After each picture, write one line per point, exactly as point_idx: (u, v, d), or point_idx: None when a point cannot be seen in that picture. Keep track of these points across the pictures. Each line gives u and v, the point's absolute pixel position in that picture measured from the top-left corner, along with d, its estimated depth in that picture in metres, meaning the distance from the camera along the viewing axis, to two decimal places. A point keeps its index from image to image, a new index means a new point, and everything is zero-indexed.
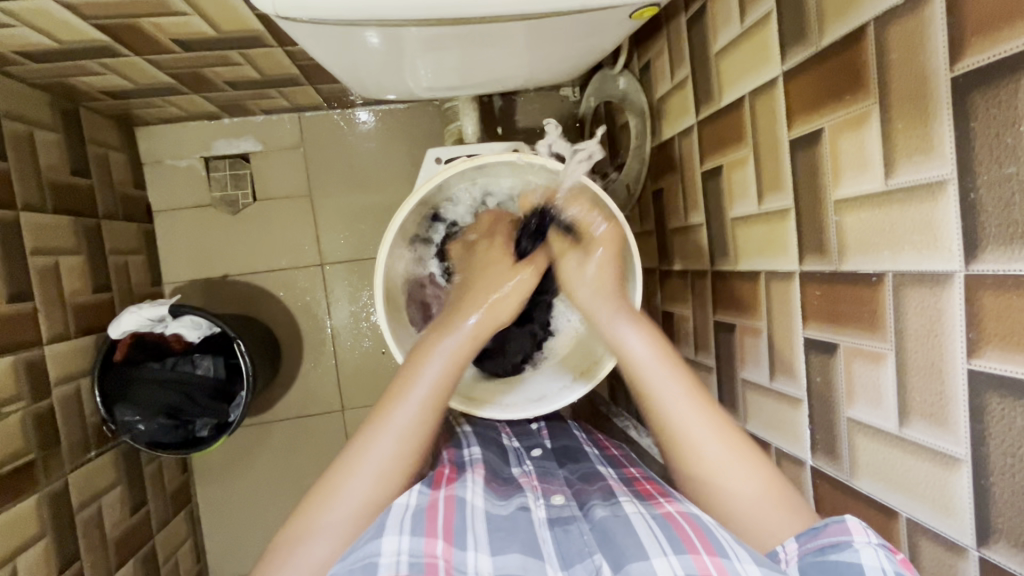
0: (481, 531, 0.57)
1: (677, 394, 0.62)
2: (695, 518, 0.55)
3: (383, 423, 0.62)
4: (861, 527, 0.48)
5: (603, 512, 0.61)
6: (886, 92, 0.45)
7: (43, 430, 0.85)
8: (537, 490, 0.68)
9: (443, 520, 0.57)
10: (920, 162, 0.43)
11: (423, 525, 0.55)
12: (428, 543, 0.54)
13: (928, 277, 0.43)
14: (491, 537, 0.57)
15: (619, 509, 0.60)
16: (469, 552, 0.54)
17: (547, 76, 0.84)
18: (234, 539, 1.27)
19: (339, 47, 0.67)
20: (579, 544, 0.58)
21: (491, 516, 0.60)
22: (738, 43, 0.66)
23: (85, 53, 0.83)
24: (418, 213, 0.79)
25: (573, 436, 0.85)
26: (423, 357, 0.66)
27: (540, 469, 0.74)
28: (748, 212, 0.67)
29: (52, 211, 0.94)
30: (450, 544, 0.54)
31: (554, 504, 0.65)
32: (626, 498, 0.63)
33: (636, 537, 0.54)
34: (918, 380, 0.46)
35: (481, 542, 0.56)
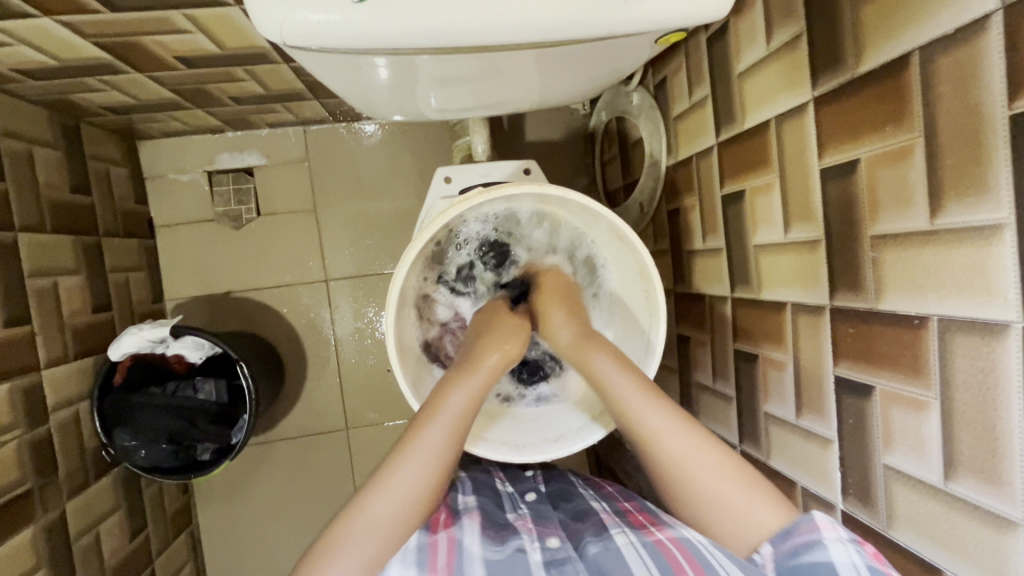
0: None
1: (685, 435, 0.59)
2: (681, 539, 0.57)
3: (408, 451, 0.60)
4: (829, 521, 0.51)
5: (596, 548, 0.61)
6: (933, 125, 0.43)
7: (40, 458, 0.83)
8: (534, 530, 0.67)
9: (443, 561, 0.58)
10: (971, 203, 0.40)
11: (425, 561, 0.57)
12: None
13: (980, 324, 0.41)
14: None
15: (610, 543, 0.61)
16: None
17: (561, 101, 0.80)
18: (235, 561, 1.24)
19: (348, 74, 0.64)
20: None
21: (489, 561, 0.60)
22: (763, 65, 0.63)
23: (85, 70, 0.81)
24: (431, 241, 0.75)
25: (568, 478, 0.81)
26: (445, 394, 0.64)
27: (534, 512, 0.71)
28: (773, 239, 0.65)
29: (51, 230, 0.92)
30: None
31: (549, 547, 0.64)
32: (619, 530, 0.63)
33: (632, 571, 0.56)
34: (967, 434, 0.43)
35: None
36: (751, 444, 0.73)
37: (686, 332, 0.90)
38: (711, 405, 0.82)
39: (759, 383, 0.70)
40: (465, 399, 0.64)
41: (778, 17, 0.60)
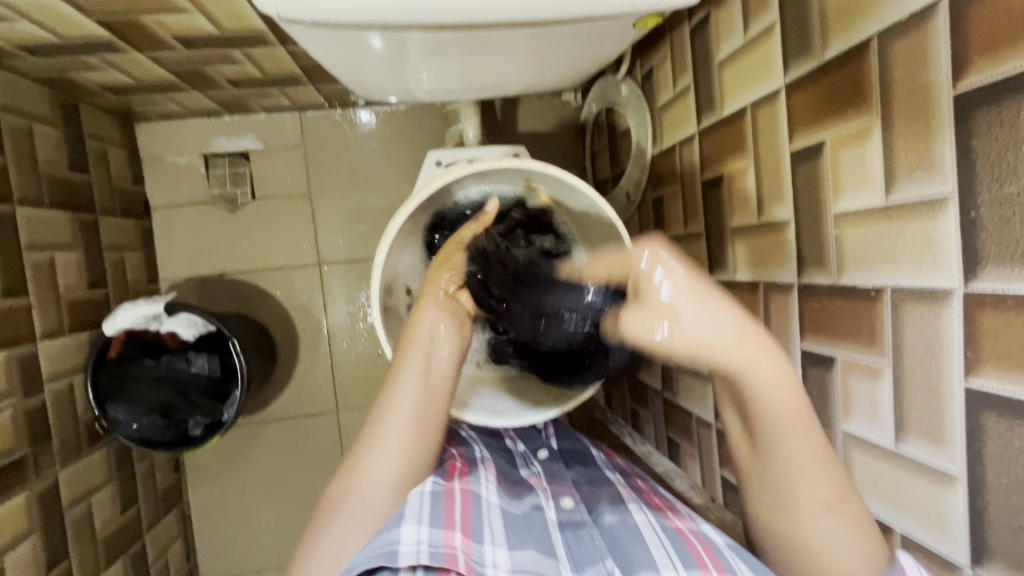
0: (498, 529, 0.58)
1: (799, 421, 0.49)
2: (701, 532, 0.56)
3: (384, 417, 0.63)
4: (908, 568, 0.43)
5: (612, 519, 0.62)
6: (889, 107, 0.45)
7: (34, 426, 0.85)
8: (547, 489, 0.69)
9: (460, 514, 0.57)
10: (920, 179, 0.43)
11: (442, 518, 0.56)
12: (447, 535, 0.54)
13: (927, 293, 0.43)
14: (508, 533, 0.58)
15: (627, 516, 0.61)
16: (486, 546, 0.55)
17: (550, 83, 0.84)
18: (225, 539, 1.26)
19: (342, 50, 0.66)
20: (590, 548, 0.58)
21: (507, 513, 0.61)
22: (741, 54, 0.66)
23: (86, 48, 0.83)
24: (418, 215, 0.79)
25: (580, 441, 0.83)
26: (407, 355, 0.66)
27: (548, 471, 0.74)
28: (747, 222, 0.67)
29: (49, 205, 0.93)
30: (467, 538, 0.55)
31: (564, 507, 0.65)
32: (636, 506, 0.62)
33: (649, 545, 0.55)
34: (914, 395, 0.45)
35: (498, 538, 0.56)
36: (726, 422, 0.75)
37: None
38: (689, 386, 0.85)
39: None
40: (416, 380, 0.65)
41: (755, 8, 0.63)
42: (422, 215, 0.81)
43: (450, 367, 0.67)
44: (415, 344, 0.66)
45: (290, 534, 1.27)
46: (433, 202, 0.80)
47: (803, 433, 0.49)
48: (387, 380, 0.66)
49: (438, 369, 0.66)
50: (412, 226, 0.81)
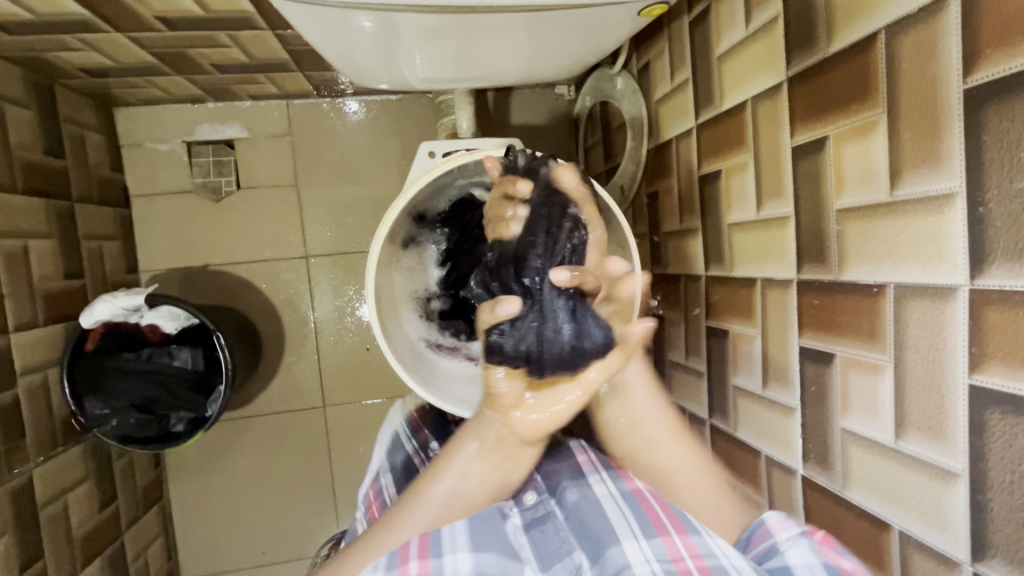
0: (462, 532, 0.60)
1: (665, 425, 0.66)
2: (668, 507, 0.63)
3: (417, 497, 0.61)
4: (782, 523, 0.57)
5: (574, 496, 0.68)
6: (896, 102, 0.45)
7: (7, 422, 0.81)
8: (513, 486, 0.70)
9: (416, 543, 0.58)
10: (926, 174, 0.43)
11: (396, 555, 0.56)
12: (404, 567, 0.55)
13: (931, 289, 0.43)
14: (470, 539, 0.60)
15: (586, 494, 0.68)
16: (445, 559, 0.57)
17: (546, 73, 0.82)
18: (207, 537, 1.23)
19: (334, 30, 0.64)
20: (554, 543, 0.64)
21: (474, 520, 0.62)
22: (742, 47, 0.65)
23: (62, 26, 0.79)
24: (413, 204, 0.77)
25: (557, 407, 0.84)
26: (462, 442, 0.63)
27: (519, 452, 0.76)
28: (746, 217, 0.67)
29: (22, 191, 0.89)
30: (425, 559, 0.57)
31: (526, 504, 0.67)
32: (596, 479, 0.70)
33: (612, 525, 0.63)
34: (916, 392, 0.45)
35: (460, 544, 0.59)
36: (720, 418, 0.75)
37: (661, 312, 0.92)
38: (682, 382, 0.84)
39: (729, 358, 0.73)
40: (461, 460, 0.62)
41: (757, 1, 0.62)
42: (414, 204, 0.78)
43: (504, 459, 0.63)
44: (472, 434, 0.62)
45: (276, 531, 1.25)
46: (430, 192, 0.79)
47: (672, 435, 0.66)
48: (437, 459, 0.64)
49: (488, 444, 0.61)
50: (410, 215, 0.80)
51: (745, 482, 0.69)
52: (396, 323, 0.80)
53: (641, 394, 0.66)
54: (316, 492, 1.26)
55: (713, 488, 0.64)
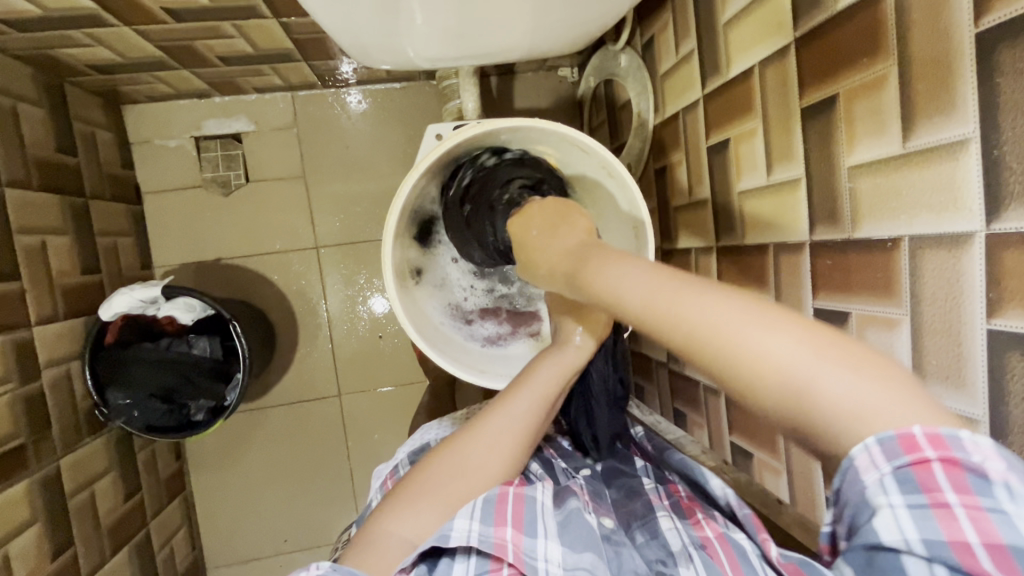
0: (551, 527, 0.62)
1: (763, 320, 0.38)
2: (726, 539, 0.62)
3: (508, 403, 0.68)
4: (869, 456, 0.34)
5: (643, 538, 0.68)
6: (906, 54, 0.45)
7: (33, 414, 0.83)
8: (591, 505, 0.70)
9: (512, 510, 0.61)
10: (940, 123, 0.43)
11: (492, 513, 0.60)
12: (497, 531, 0.59)
13: (946, 237, 0.43)
14: (560, 531, 0.62)
15: (656, 528, 0.68)
16: (538, 540, 0.60)
17: (550, 50, 0.82)
18: (228, 526, 1.25)
19: (338, 9, 0.65)
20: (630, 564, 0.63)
21: (568, 516, 0.64)
22: (748, 13, 0.65)
23: (70, 21, 0.80)
24: (406, 207, 0.77)
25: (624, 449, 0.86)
26: (551, 358, 0.71)
27: (592, 489, 0.75)
28: (756, 184, 0.67)
29: (38, 188, 0.91)
30: (519, 532, 0.59)
31: (605, 525, 0.68)
32: (665, 513, 0.69)
33: None
34: (933, 342, 0.46)
35: (549, 532, 0.61)
36: None
37: None
38: None
39: None
40: (553, 378, 0.70)
41: None
42: (403, 217, 0.77)
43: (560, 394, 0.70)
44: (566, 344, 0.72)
45: (297, 519, 1.26)
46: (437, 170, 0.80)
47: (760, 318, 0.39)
48: (515, 379, 0.70)
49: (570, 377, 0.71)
50: (417, 198, 0.80)
51: (763, 448, 0.69)
52: (443, 338, 0.80)
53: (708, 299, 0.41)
54: (335, 481, 1.27)
55: (865, 374, 0.35)
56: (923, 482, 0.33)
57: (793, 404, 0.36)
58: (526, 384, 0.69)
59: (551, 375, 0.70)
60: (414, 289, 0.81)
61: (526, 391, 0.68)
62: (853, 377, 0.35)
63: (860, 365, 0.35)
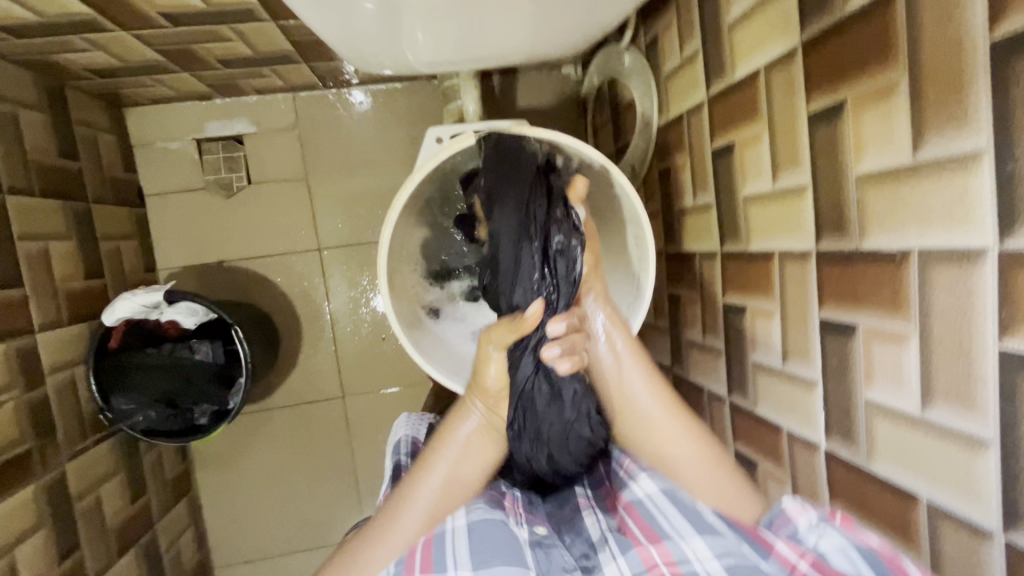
0: (461, 548, 0.59)
1: (665, 409, 0.66)
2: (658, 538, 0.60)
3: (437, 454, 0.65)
4: (799, 506, 0.54)
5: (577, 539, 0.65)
6: (917, 61, 0.43)
7: (38, 420, 0.84)
8: (519, 516, 0.68)
9: (421, 556, 0.58)
10: (951, 134, 0.41)
11: (403, 570, 0.57)
12: None
13: (957, 253, 0.42)
14: (471, 549, 0.59)
15: (581, 526, 0.67)
16: (449, 573, 0.56)
17: (552, 52, 0.81)
18: (233, 526, 1.26)
19: (334, 15, 0.64)
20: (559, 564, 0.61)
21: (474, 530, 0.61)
22: (753, 14, 0.63)
23: (68, 27, 0.79)
24: (404, 242, 0.78)
25: None
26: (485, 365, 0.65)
27: (524, 492, 0.73)
28: (761, 190, 0.65)
29: (40, 193, 0.91)
30: (428, 575, 0.56)
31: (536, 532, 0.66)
32: (593, 513, 0.68)
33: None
34: (943, 360, 0.44)
35: (461, 560, 0.57)
36: (739, 394, 0.74)
37: (677, 291, 0.91)
38: (700, 360, 0.83)
39: (747, 334, 0.72)
40: (479, 414, 0.66)
41: None
42: (406, 253, 0.79)
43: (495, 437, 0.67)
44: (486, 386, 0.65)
45: (301, 520, 1.27)
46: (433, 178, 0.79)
47: (662, 406, 0.67)
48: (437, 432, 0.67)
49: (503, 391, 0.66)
50: (414, 215, 0.79)
51: (767, 458, 0.68)
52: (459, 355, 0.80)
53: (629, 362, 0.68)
54: (340, 481, 1.28)
55: (716, 466, 0.63)
56: (845, 525, 0.50)
57: (676, 478, 0.65)
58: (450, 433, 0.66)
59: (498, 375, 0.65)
60: (432, 323, 0.82)
61: (457, 428, 0.66)
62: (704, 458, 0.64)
63: (703, 444, 0.64)
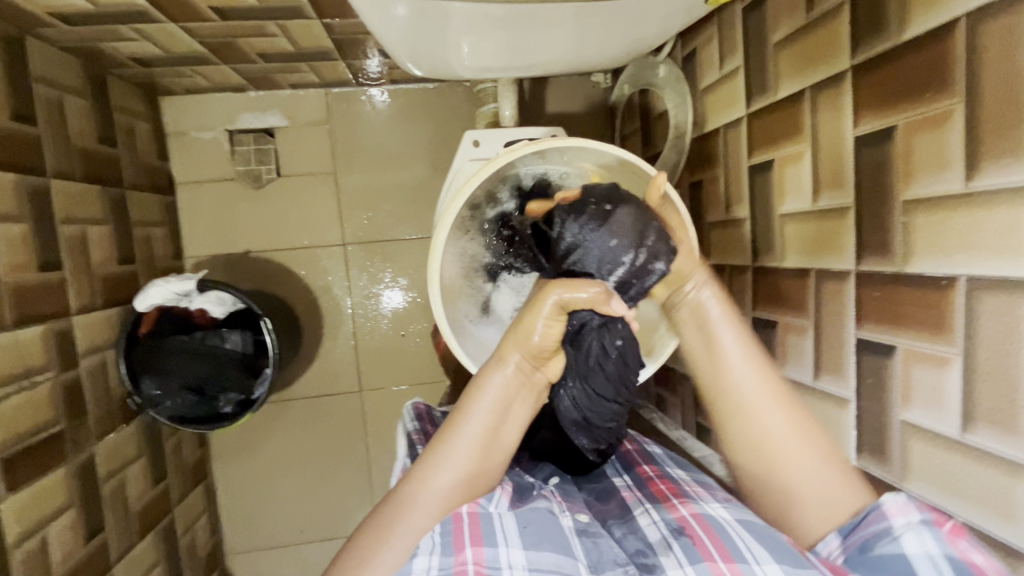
0: (511, 529, 0.56)
1: (768, 396, 0.58)
2: (703, 516, 0.58)
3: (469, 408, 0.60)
4: (901, 505, 0.50)
5: (622, 531, 0.63)
6: (975, 92, 0.44)
7: (71, 401, 0.85)
8: (562, 503, 0.66)
9: (469, 528, 0.55)
10: (1007, 165, 0.42)
11: (451, 542, 0.54)
12: (458, 557, 0.52)
13: (1008, 282, 0.43)
14: (522, 534, 0.56)
15: (635, 525, 0.63)
16: (500, 549, 0.54)
17: (595, 62, 0.82)
18: (246, 514, 1.27)
19: (389, 21, 0.65)
20: (610, 554, 0.58)
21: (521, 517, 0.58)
22: (802, 34, 0.64)
23: (119, 16, 0.81)
24: (455, 244, 0.78)
25: None
26: (487, 377, 0.60)
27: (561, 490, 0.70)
28: (800, 208, 0.66)
29: (80, 178, 0.92)
30: (479, 548, 0.53)
31: (579, 517, 0.63)
32: (641, 509, 0.65)
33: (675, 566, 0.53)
34: (987, 386, 0.45)
35: (510, 539, 0.55)
36: None
37: None
38: None
39: (777, 348, 0.73)
40: (510, 380, 0.60)
41: None
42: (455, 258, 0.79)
43: (529, 394, 0.62)
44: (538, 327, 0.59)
45: (312, 511, 1.28)
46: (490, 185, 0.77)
47: (767, 391, 0.59)
48: (467, 388, 0.61)
49: (518, 398, 0.61)
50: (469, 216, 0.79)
51: None
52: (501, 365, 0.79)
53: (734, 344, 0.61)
54: (353, 474, 1.29)
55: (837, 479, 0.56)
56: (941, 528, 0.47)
57: (777, 476, 0.57)
58: (482, 389, 0.60)
59: (506, 384, 0.60)
60: (485, 331, 0.81)
61: (488, 385, 0.60)
62: (818, 456, 0.56)
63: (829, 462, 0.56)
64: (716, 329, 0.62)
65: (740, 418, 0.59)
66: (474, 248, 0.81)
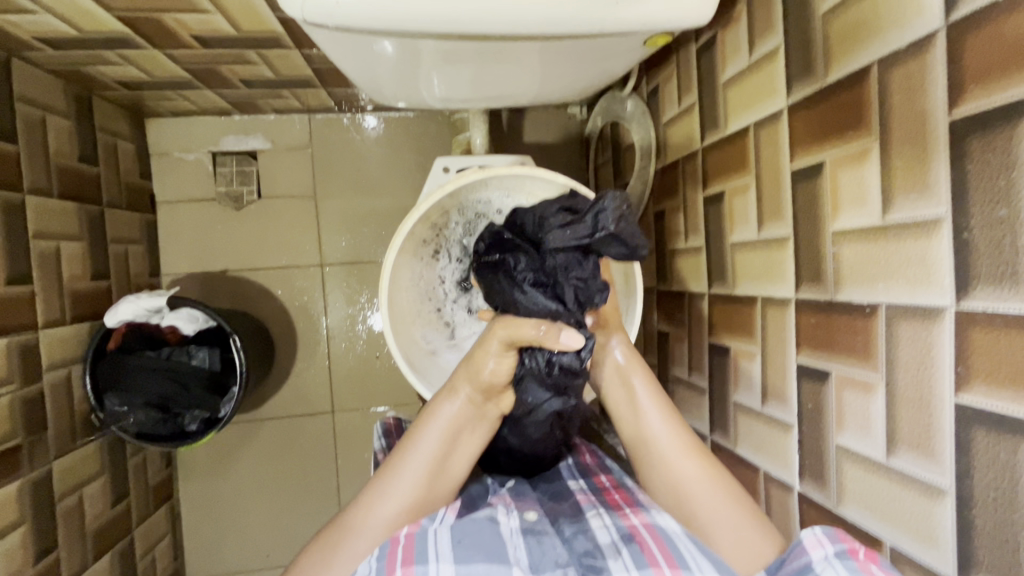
0: (445, 542, 0.55)
1: (682, 448, 0.63)
2: (654, 527, 0.58)
3: (418, 436, 0.62)
4: (817, 538, 0.49)
5: (570, 530, 0.62)
6: (887, 132, 0.47)
7: (31, 416, 0.85)
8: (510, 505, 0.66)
9: (402, 551, 0.54)
10: (916, 201, 0.45)
11: (383, 566, 0.52)
12: None
13: (920, 309, 0.45)
14: (458, 547, 0.55)
15: (585, 526, 0.62)
16: (431, 565, 0.53)
17: (559, 93, 0.86)
18: (210, 538, 1.25)
19: (357, 55, 0.68)
20: (551, 555, 0.58)
21: (458, 531, 0.57)
22: (746, 74, 0.68)
23: (103, 42, 0.84)
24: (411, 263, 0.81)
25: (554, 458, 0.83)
26: (440, 406, 0.63)
27: (514, 491, 0.71)
28: (748, 238, 0.69)
29: (58, 195, 0.94)
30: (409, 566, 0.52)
31: (527, 518, 0.63)
32: (593, 513, 0.64)
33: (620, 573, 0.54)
34: (906, 409, 0.47)
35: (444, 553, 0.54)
36: (722, 434, 0.76)
37: (665, 329, 0.94)
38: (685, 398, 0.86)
39: (730, 374, 0.74)
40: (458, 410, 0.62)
41: (760, 31, 0.65)
42: (409, 276, 0.80)
43: (480, 424, 0.63)
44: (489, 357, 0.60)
45: (278, 535, 1.26)
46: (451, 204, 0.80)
47: (686, 450, 0.62)
48: (420, 415, 0.63)
49: (467, 429, 0.63)
50: (426, 233, 0.80)
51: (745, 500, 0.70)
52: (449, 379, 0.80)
53: (652, 411, 0.65)
54: (323, 497, 1.28)
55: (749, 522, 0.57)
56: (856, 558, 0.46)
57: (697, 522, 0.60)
58: (433, 416, 0.62)
59: (457, 413, 0.62)
60: (444, 356, 0.82)
61: (438, 413, 0.62)
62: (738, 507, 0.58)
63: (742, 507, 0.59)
64: (635, 391, 0.67)
65: (659, 468, 0.63)
66: (432, 272, 0.83)
